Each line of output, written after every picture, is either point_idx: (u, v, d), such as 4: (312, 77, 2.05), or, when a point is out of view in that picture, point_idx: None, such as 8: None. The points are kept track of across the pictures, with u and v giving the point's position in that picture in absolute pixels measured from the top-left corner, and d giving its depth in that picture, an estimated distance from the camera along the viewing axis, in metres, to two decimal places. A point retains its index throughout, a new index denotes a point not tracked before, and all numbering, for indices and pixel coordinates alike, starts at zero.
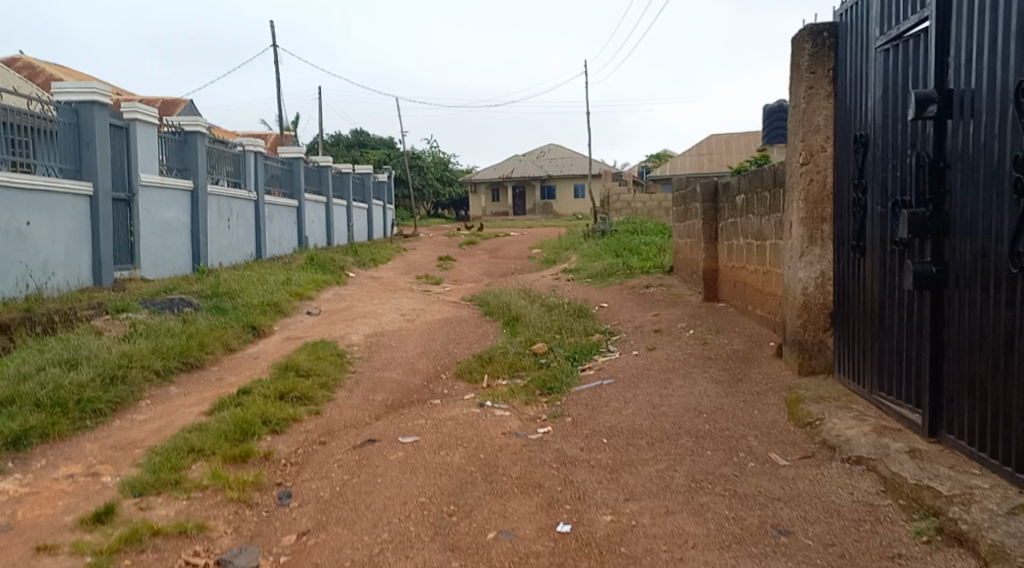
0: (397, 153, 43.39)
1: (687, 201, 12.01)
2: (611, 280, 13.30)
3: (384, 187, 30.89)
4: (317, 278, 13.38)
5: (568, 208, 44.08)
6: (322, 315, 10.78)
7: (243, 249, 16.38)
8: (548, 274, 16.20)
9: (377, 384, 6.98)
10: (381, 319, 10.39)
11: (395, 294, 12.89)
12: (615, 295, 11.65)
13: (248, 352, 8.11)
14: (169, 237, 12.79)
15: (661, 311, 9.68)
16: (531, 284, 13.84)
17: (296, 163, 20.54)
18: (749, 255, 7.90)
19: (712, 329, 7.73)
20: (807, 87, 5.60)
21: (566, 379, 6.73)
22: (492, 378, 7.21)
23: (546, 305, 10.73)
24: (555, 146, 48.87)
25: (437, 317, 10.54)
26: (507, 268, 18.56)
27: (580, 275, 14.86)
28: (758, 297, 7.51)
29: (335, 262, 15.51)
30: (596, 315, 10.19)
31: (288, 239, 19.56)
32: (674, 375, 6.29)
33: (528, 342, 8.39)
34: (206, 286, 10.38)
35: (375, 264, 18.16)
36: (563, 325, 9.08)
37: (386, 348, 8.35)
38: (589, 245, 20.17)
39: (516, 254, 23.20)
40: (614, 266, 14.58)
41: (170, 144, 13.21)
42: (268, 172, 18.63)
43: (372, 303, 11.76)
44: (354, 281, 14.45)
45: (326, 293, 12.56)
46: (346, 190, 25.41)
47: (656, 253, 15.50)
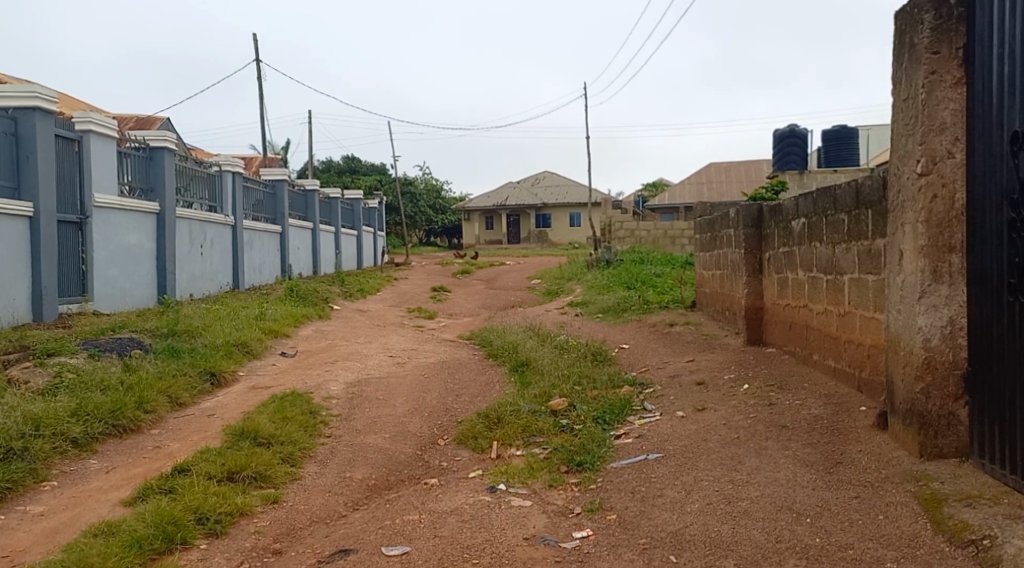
0: (388, 179, 42.06)
1: (716, 228, 10.60)
2: (627, 316, 11.89)
3: (375, 214, 29.53)
4: (296, 311, 11.93)
5: (564, 237, 42.75)
6: (298, 356, 9.31)
7: (218, 280, 14.92)
8: (552, 307, 14.78)
9: (359, 454, 5.52)
10: (367, 363, 8.93)
11: (384, 331, 11.42)
12: (635, 335, 10.21)
13: (202, 408, 6.65)
14: (132, 265, 11.36)
15: (696, 356, 8.27)
16: (536, 320, 12.43)
17: (281, 186, 19.12)
18: (816, 293, 6.53)
19: (773, 383, 6.32)
20: (927, 73, 4.26)
21: (599, 453, 5.28)
22: (503, 445, 5.75)
23: (559, 346, 9.28)
24: (551, 173, 47.66)
25: (432, 360, 9.08)
26: (507, 300, 17.16)
27: (590, 309, 13.43)
28: (831, 346, 6.15)
29: (318, 292, 14.06)
30: (617, 359, 8.76)
31: (269, 268, 18.09)
32: (745, 452, 4.86)
33: (544, 395, 6.95)
34: (163, 324, 8.92)
35: (363, 295, 16.69)
36: (583, 373, 7.63)
37: (371, 402, 6.90)
38: (593, 276, 18.76)
39: (514, 284, 21.78)
40: (628, 300, 13.18)
41: (134, 162, 11.78)
42: (249, 196, 17.21)
43: (357, 342, 10.30)
44: (338, 314, 13.00)
45: (305, 329, 11.10)
46: (334, 215, 24.00)
47: (671, 286, 14.11)
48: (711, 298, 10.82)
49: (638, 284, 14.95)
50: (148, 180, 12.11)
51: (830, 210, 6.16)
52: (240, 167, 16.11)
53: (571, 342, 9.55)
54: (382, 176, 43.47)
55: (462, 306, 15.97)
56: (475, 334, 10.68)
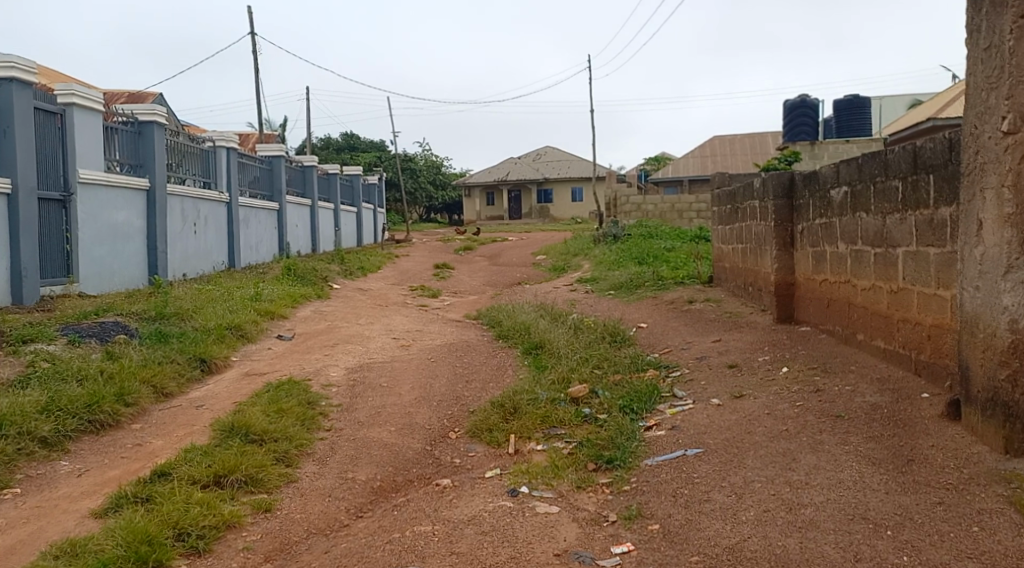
0: (387, 154, 41.32)
1: (737, 199, 9.98)
2: (641, 293, 11.32)
3: (374, 190, 28.87)
4: (294, 291, 11.36)
5: (566, 212, 42.11)
6: (296, 339, 8.76)
7: (212, 259, 14.33)
8: (560, 284, 14.21)
9: (362, 451, 4.96)
10: (369, 346, 8.37)
11: (386, 311, 10.85)
12: (652, 313, 9.63)
13: (191, 399, 6.09)
14: (121, 245, 10.75)
15: (723, 335, 7.70)
16: (546, 298, 11.86)
17: (277, 161, 18.48)
18: (862, 270, 5.94)
19: (817, 367, 5.75)
20: (1016, 17, 3.69)
21: (630, 447, 4.73)
22: (522, 439, 5.19)
23: (574, 325, 8.71)
24: (552, 148, 46.89)
25: (439, 342, 8.51)
26: (512, 277, 16.59)
27: (601, 286, 12.84)
28: (882, 326, 5.56)
29: (316, 271, 13.47)
30: (636, 339, 8.20)
31: (266, 246, 17.50)
32: (798, 448, 4.29)
33: (563, 380, 6.39)
34: (150, 306, 8.34)
35: (363, 273, 16.11)
36: (602, 356, 7.07)
37: (374, 390, 6.34)
38: (600, 251, 18.14)
39: (518, 260, 21.18)
40: (641, 276, 12.60)
41: (122, 136, 11.13)
42: (244, 171, 16.58)
43: (357, 323, 9.72)
44: (338, 294, 12.43)
45: (304, 310, 10.53)
46: (333, 192, 23.35)
47: (684, 262, 13.49)
48: (732, 273, 10.22)
49: (650, 260, 14.33)
50: (138, 155, 11.44)
51: (880, 176, 5.55)
52: (234, 142, 15.47)
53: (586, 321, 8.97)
54: (381, 151, 42.71)
55: (466, 283, 15.39)
56: (483, 313, 10.11)
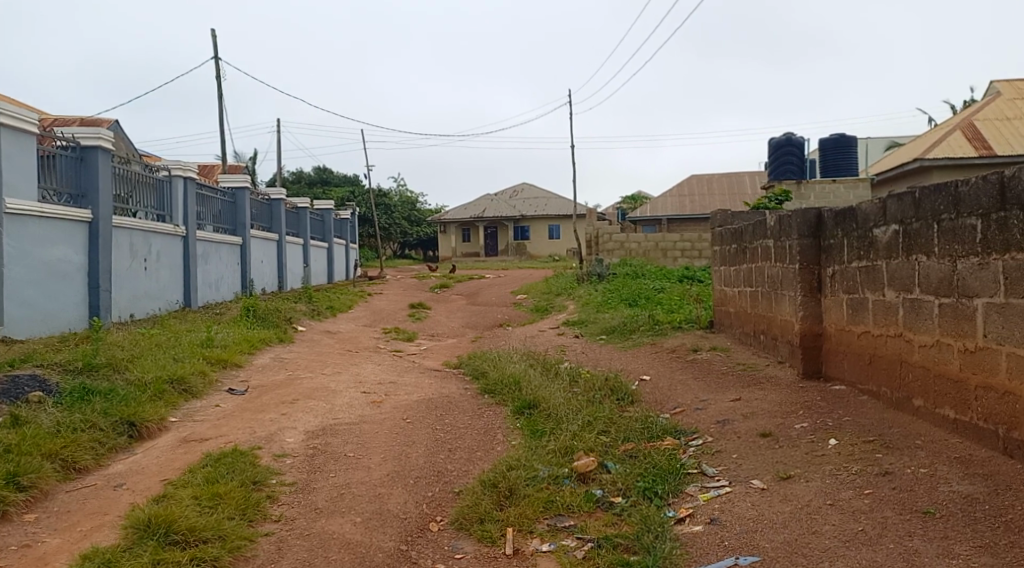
0: (360, 190, 40.36)
1: (745, 238, 9.05)
2: (636, 340, 10.38)
3: (347, 225, 27.84)
4: (253, 336, 10.31)
5: (543, 249, 41.26)
6: (250, 393, 7.71)
7: (166, 298, 13.22)
8: (544, 328, 13.24)
9: (317, 553, 3.93)
10: (334, 400, 7.33)
11: (355, 358, 9.80)
12: (652, 362, 8.67)
13: (111, 479, 5.05)
14: (59, 285, 9.64)
15: (741, 392, 6.75)
16: (532, 343, 10.89)
17: (242, 193, 17.41)
18: (920, 323, 5.01)
19: (873, 439, 4.79)
20: None
21: (660, 549, 3.74)
22: (521, 534, 4.15)
23: (566, 379, 7.73)
24: (529, 184, 46.16)
25: (414, 397, 7.48)
26: (492, 318, 15.60)
27: (590, 332, 11.85)
28: (952, 391, 4.64)
29: (280, 311, 12.40)
30: (639, 396, 7.25)
31: (229, 284, 16.40)
32: (890, 565, 3.30)
33: (562, 450, 5.38)
34: (80, 355, 7.28)
35: (332, 313, 15.04)
36: (603, 419, 6.09)
37: (339, 462, 5.31)
38: (585, 291, 17.18)
39: (496, 300, 20.17)
40: (634, 319, 11.67)
41: (61, 164, 10.03)
42: (205, 204, 15.54)
43: (322, 373, 8.68)
44: (303, 338, 11.38)
45: (262, 357, 9.47)
46: (302, 226, 22.29)
47: (680, 304, 12.52)
48: (739, 318, 9.28)
49: (642, 301, 13.40)
50: (79, 184, 10.35)
51: (948, 213, 4.66)
52: (194, 171, 14.43)
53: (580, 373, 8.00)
54: (355, 187, 41.75)
55: (444, 325, 14.34)
56: (465, 362, 9.10)
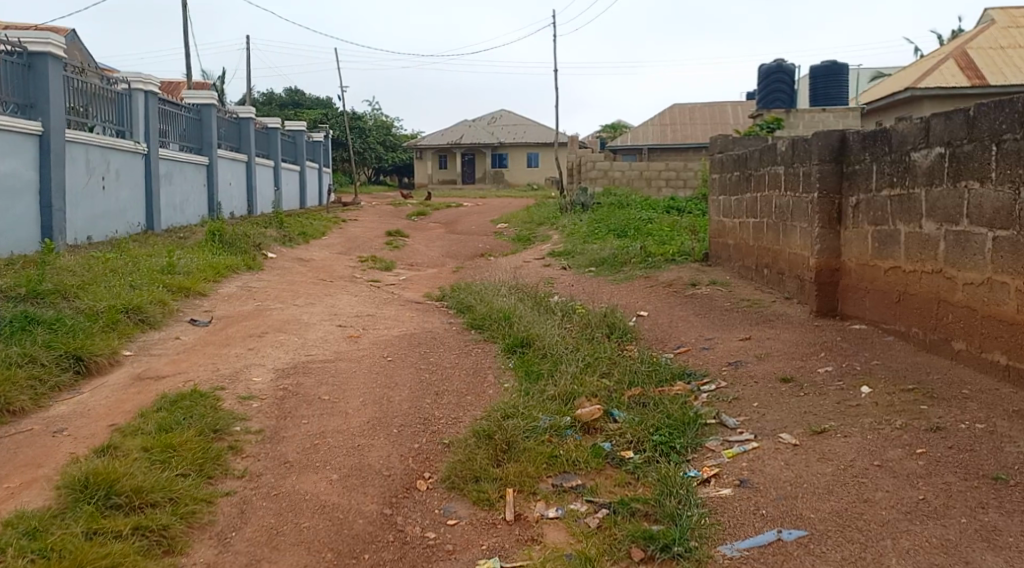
0: (334, 112, 39.05)
1: (750, 165, 8.43)
2: (628, 273, 9.84)
3: (320, 147, 26.80)
4: (218, 262, 9.62)
5: (521, 178, 40.43)
6: (215, 324, 7.10)
7: (126, 220, 12.43)
8: (528, 259, 12.67)
9: (287, 519, 3.38)
10: (307, 334, 6.73)
11: (329, 287, 9.17)
12: (648, 297, 8.13)
13: (50, 423, 4.46)
14: (5, 203, 8.84)
15: (751, 330, 6.23)
16: (517, 275, 10.32)
17: (208, 109, 16.43)
18: (966, 259, 4.46)
19: (913, 387, 4.28)
20: None
21: (687, 517, 3.22)
22: (523, 497, 3.62)
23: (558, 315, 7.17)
24: (508, 111, 44.99)
25: (394, 332, 6.90)
26: (472, 248, 14.99)
27: (578, 264, 11.28)
28: (1005, 335, 4.12)
29: (248, 236, 11.68)
30: (638, 333, 6.72)
31: (194, 206, 15.56)
32: (968, 544, 2.81)
33: (561, 396, 4.83)
34: (23, 280, 6.58)
35: (305, 240, 14.33)
36: (603, 361, 5.55)
37: (313, 407, 4.74)
38: (568, 221, 16.57)
39: (476, 229, 19.51)
40: (625, 251, 11.13)
41: (6, 70, 9.11)
42: (168, 120, 14.59)
43: (292, 303, 8.06)
44: (273, 265, 10.70)
45: (228, 284, 8.82)
46: (273, 148, 21.31)
47: (671, 236, 11.96)
48: (740, 252, 8.74)
49: (631, 232, 12.85)
50: (28, 94, 9.45)
51: (1014, 133, 4.06)
52: (156, 85, 13.49)
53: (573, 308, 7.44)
54: (328, 109, 40.40)
55: (423, 254, 13.70)
56: (448, 294, 8.51)
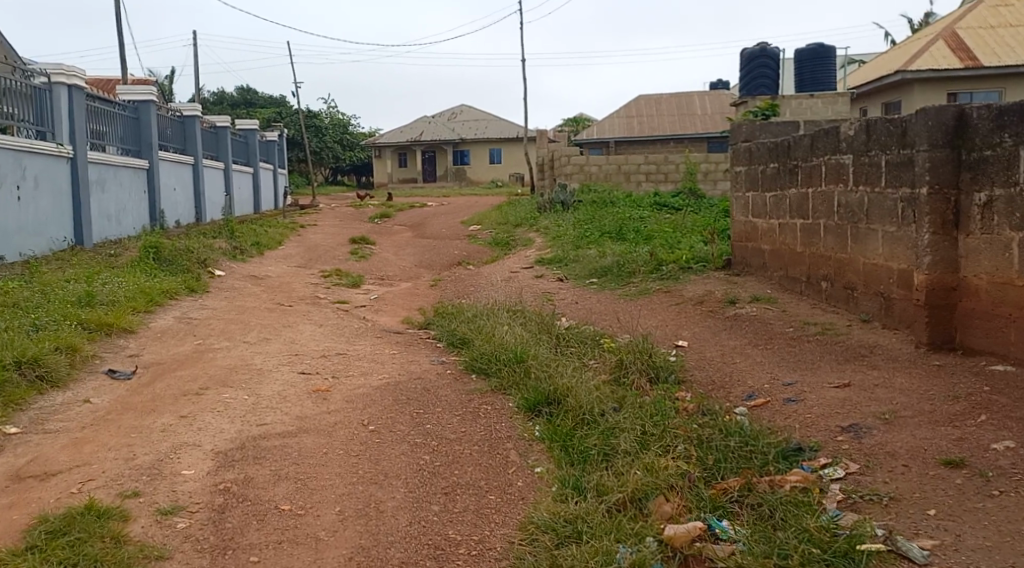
0: (288, 109, 37.05)
1: (796, 154, 7.03)
2: (641, 286, 8.43)
3: (273, 146, 25.00)
4: (153, 286, 7.98)
5: (483, 175, 38.83)
6: (141, 376, 5.50)
7: (49, 235, 10.70)
8: (512, 268, 11.21)
9: None
10: (259, 388, 5.16)
11: (288, 315, 7.57)
12: (680, 320, 6.69)
13: None
14: None
15: (842, 371, 4.85)
16: (510, 291, 8.87)
17: (146, 106, 14.65)
18: None
19: None
20: None
21: None
22: None
23: (577, 354, 5.69)
24: (469, 106, 43.38)
25: (373, 381, 5.36)
26: (447, 255, 13.51)
27: (576, 275, 9.79)
28: None
29: (191, 250, 10.02)
30: (686, 373, 5.30)
31: (132, 216, 13.81)
32: None
33: (628, 497, 3.38)
34: None
35: (259, 251, 12.69)
36: (665, 424, 4.11)
37: (270, 529, 3.23)
38: (550, 223, 15.15)
39: (447, 232, 17.95)
40: (630, 257, 9.72)
41: None
42: (100, 119, 12.82)
43: (243, 339, 6.50)
44: (221, 286, 9.09)
45: (164, 316, 7.19)
46: (223, 148, 19.53)
47: (676, 240, 10.51)
48: (782, 260, 7.36)
49: (628, 235, 11.45)
50: None
51: None
52: (81, 78, 11.68)
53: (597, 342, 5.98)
54: (281, 107, 38.35)
55: (393, 265, 12.14)
56: (436, 325, 6.97)
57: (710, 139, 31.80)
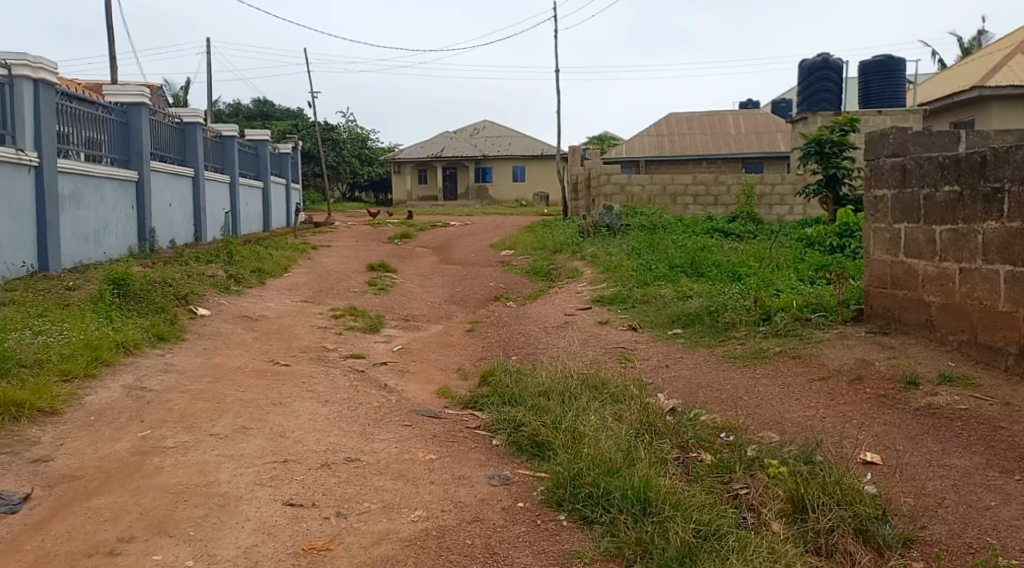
0: (305, 122, 35.33)
1: (1002, 173, 5.02)
2: (751, 346, 6.38)
3: (287, 160, 23.19)
4: (106, 335, 6.02)
5: (506, 193, 36.94)
6: (38, 503, 3.54)
7: (3, 259, 8.82)
8: (563, 308, 9.20)
9: None
10: (216, 543, 3.16)
11: (282, 381, 5.58)
12: (845, 415, 4.61)
13: None
14: None
15: None
16: (571, 346, 6.87)
17: (137, 110, 12.73)
18: None
19: None
20: None
21: None
22: None
23: (713, 489, 3.62)
24: (491, 122, 41.54)
25: (402, 525, 3.33)
26: (479, 287, 11.53)
27: (650, 323, 7.76)
28: None
29: (171, 284, 8.07)
30: (915, 526, 3.26)
31: (116, 235, 11.94)
32: None
33: None
34: None
35: (260, 281, 10.77)
36: None
37: None
38: (596, 251, 13.18)
39: (476, 258, 15.99)
40: (721, 301, 7.68)
41: None
42: (78, 123, 10.97)
43: (212, 428, 4.52)
44: (201, 333, 7.14)
45: (110, 384, 5.23)
46: (230, 161, 17.68)
47: (772, 279, 8.43)
48: (969, 319, 5.32)
49: (705, 272, 9.43)
50: None
51: None
52: (51, 72, 9.79)
53: (747, 462, 3.91)
54: (298, 120, 36.63)
55: (418, 301, 10.19)
56: (494, 411, 4.94)
57: (746, 159, 29.76)
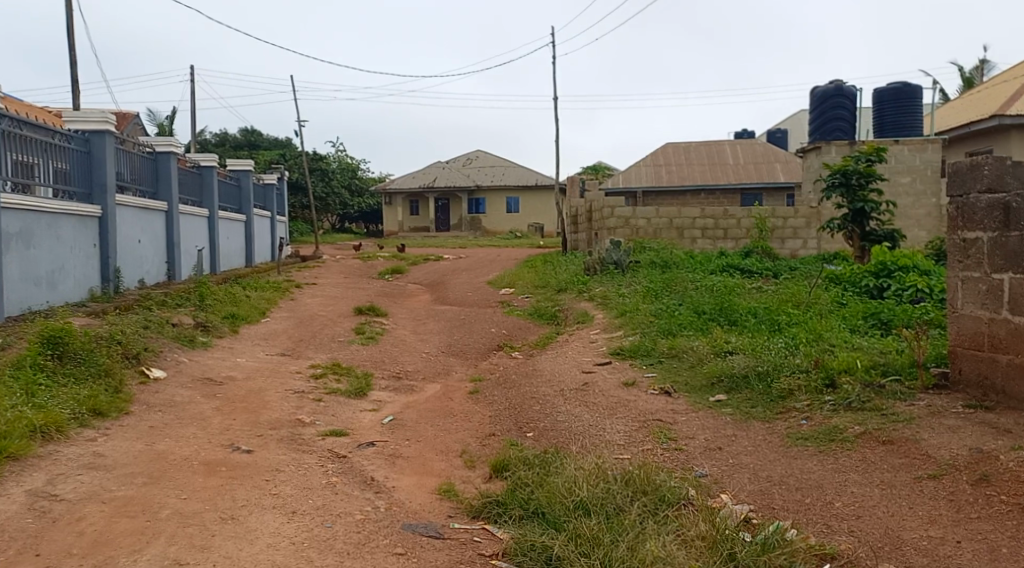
0: (293, 152, 34.23)
1: None
2: (820, 422, 5.20)
3: (272, 191, 22.02)
4: (21, 415, 4.79)
5: (500, 225, 35.87)
6: None
7: None
8: (575, 362, 8.01)
9: None
10: None
11: (238, 479, 4.36)
12: (989, 542, 3.47)
13: None
14: None
15: None
16: (593, 421, 5.68)
17: (100, 138, 11.53)
18: None
19: None
20: None
21: None
22: None
23: None
24: (484, 152, 40.57)
25: None
26: (476, 334, 10.35)
27: (685, 385, 6.57)
28: None
29: (121, 341, 6.86)
30: None
31: (75, 277, 10.75)
32: None
33: None
34: None
35: (232, 328, 9.55)
36: None
37: None
38: (605, 291, 12.02)
39: (471, 297, 14.79)
40: (768, 359, 6.51)
41: None
42: (28, 153, 9.80)
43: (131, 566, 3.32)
44: (149, 404, 5.92)
45: (11, 490, 4.01)
46: (209, 193, 16.54)
47: (821, 332, 7.27)
48: None
49: (737, 322, 8.28)
50: None
51: None
52: None
53: None
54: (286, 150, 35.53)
55: (410, 352, 9.00)
56: (515, 530, 3.74)
57: (744, 190, 28.84)
